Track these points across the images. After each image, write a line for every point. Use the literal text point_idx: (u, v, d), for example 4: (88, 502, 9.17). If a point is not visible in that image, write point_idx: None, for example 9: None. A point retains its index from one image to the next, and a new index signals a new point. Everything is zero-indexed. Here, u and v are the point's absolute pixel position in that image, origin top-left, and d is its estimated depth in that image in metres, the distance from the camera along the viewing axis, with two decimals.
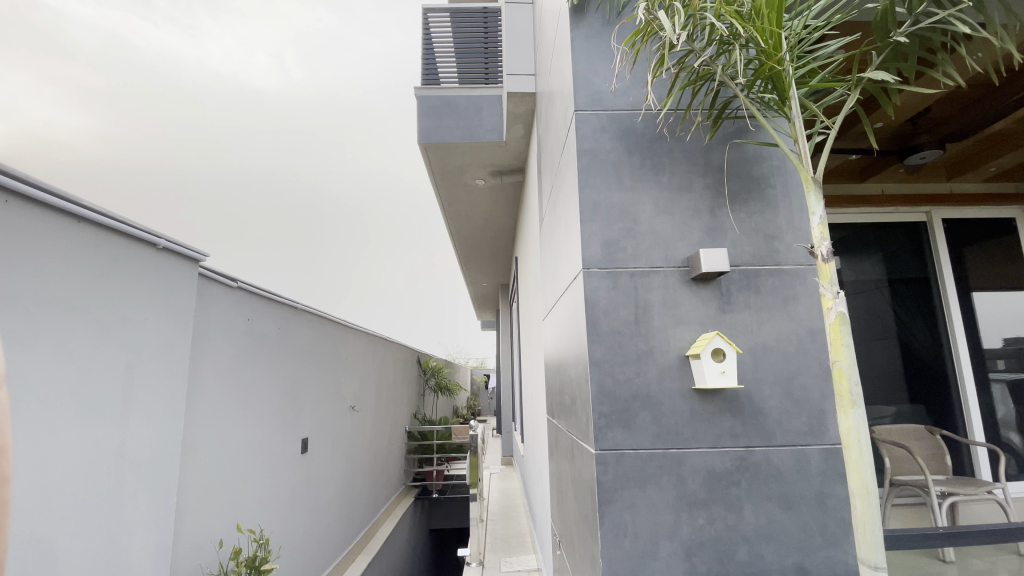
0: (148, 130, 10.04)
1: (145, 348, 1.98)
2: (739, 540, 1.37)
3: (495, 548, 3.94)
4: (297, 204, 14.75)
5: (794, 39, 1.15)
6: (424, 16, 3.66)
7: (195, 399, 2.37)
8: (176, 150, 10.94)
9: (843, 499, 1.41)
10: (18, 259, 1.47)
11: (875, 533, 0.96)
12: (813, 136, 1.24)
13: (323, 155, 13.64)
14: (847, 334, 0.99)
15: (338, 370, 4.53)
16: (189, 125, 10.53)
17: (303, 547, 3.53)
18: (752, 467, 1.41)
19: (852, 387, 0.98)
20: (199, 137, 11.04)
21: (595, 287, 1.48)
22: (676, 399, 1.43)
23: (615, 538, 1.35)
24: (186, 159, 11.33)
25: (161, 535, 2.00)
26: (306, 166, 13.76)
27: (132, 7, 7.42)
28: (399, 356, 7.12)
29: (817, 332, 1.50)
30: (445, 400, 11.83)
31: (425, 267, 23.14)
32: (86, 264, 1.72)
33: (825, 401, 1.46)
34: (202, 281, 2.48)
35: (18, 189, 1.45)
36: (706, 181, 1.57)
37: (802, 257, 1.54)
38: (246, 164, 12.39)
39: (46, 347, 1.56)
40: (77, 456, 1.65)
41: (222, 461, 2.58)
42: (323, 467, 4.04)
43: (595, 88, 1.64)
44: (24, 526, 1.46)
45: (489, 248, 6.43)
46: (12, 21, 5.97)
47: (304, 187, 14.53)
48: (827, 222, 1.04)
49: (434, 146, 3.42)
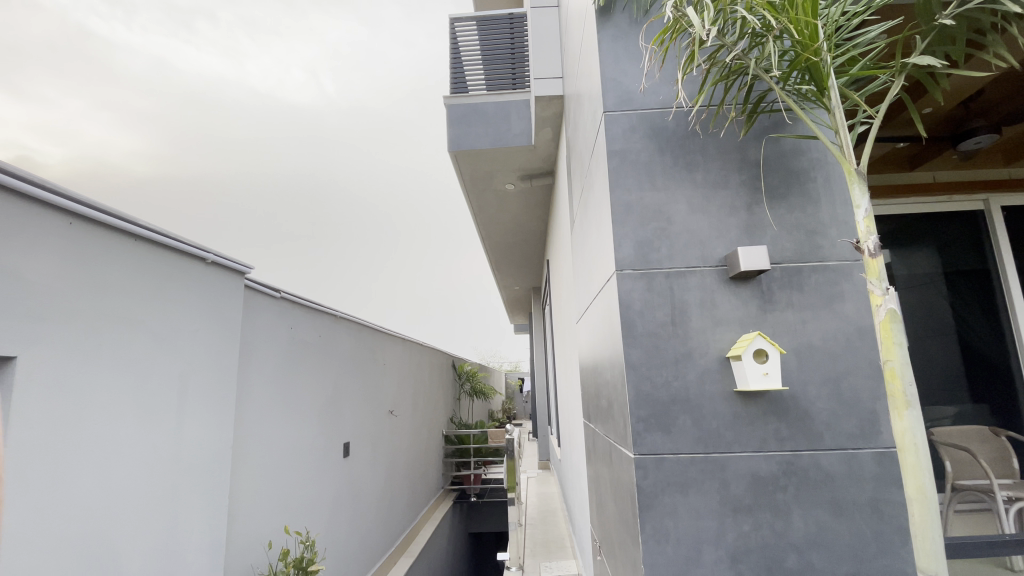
0: (197, 147, 10.07)
1: (196, 357, 2.08)
2: (788, 548, 1.31)
3: (535, 552, 3.92)
4: (340, 225, 14.66)
5: (831, 27, 1.11)
6: (451, 25, 3.72)
7: (243, 408, 2.48)
8: (226, 168, 10.91)
9: (899, 505, 1.35)
10: (83, 277, 1.58)
11: (935, 541, 0.91)
12: (856, 126, 1.19)
13: (371, 179, 13.49)
14: (899, 331, 0.95)
15: (376, 377, 4.62)
16: (234, 145, 10.61)
17: (347, 548, 3.62)
18: (800, 471, 1.36)
19: (906, 387, 0.94)
20: (250, 164, 11.20)
21: (630, 289, 1.47)
22: (717, 401, 1.40)
23: (657, 544, 1.33)
24: (240, 178, 11.25)
25: (215, 533, 2.12)
26: (356, 184, 13.70)
27: (175, 32, 7.89)
28: (434, 361, 7.20)
29: (867, 330, 1.44)
30: (480, 405, 11.94)
31: (458, 274, 23.38)
32: (144, 275, 1.84)
33: (877, 402, 1.40)
34: (248, 293, 2.59)
35: (82, 212, 1.57)
36: (743, 177, 1.53)
37: (847, 252, 1.48)
38: (296, 184, 12.58)
39: (109, 355, 1.66)
40: (136, 463, 1.74)
41: (270, 465, 2.68)
42: (364, 471, 4.13)
43: (623, 87, 1.62)
44: (91, 532, 1.55)
45: (522, 251, 6.42)
46: (67, 51, 6.27)
47: (348, 209, 14.34)
48: (873, 215, 1.00)
49: (464, 153, 3.47)
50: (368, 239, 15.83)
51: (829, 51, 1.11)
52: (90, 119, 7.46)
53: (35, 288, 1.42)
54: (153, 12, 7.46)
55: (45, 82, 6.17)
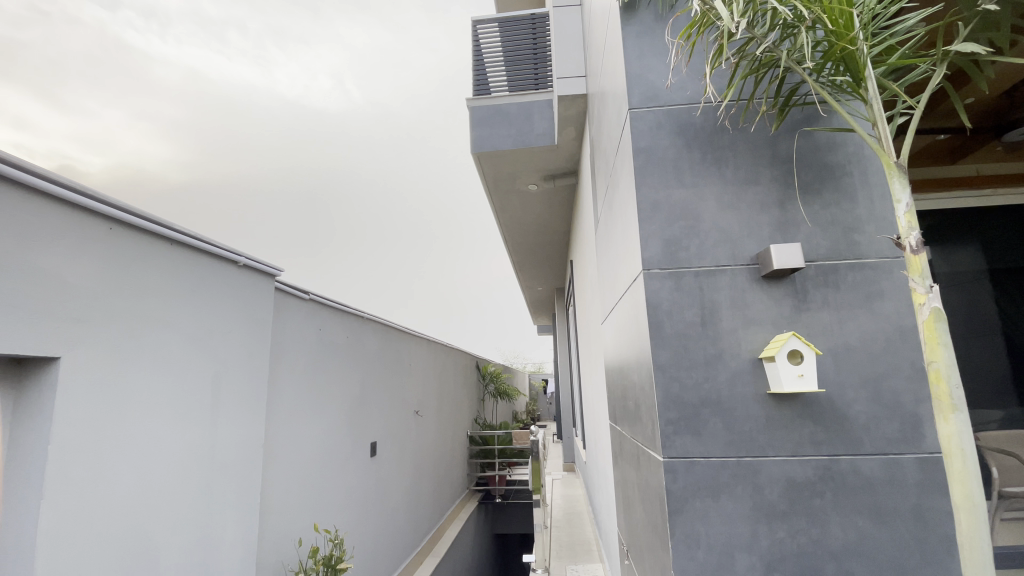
0: (239, 158, 10.18)
1: (229, 358, 2.14)
2: (826, 556, 1.26)
3: (561, 555, 3.89)
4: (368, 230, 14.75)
5: (867, 16, 1.07)
6: (474, 27, 3.73)
7: (274, 407, 2.54)
8: (263, 176, 11.06)
9: (945, 513, 1.28)
10: (122, 280, 1.64)
11: (983, 550, 0.87)
12: (895, 118, 1.14)
13: (397, 184, 13.64)
14: (944, 331, 0.90)
15: (402, 378, 4.67)
16: (271, 157, 10.86)
17: (375, 546, 3.67)
18: (838, 477, 1.31)
19: (951, 390, 0.90)
20: (282, 172, 11.47)
21: (657, 289, 1.45)
22: (749, 404, 1.36)
23: (687, 550, 1.30)
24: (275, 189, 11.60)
25: (248, 530, 2.17)
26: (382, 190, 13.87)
27: (208, 42, 8.04)
28: (458, 362, 7.24)
29: (908, 330, 1.38)
30: (504, 406, 11.94)
31: (482, 276, 23.44)
32: (180, 279, 1.89)
33: (920, 405, 1.34)
34: (278, 295, 2.65)
35: (121, 218, 1.63)
36: (774, 173, 1.49)
37: (886, 248, 1.42)
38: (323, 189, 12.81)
39: (147, 355, 1.72)
40: (172, 460, 1.79)
41: (301, 463, 2.74)
42: (392, 470, 4.19)
43: (649, 84, 1.60)
44: (132, 526, 1.60)
45: (545, 252, 6.41)
46: (104, 62, 6.48)
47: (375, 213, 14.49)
48: (915, 210, 0.95)
49: (487, 154, 3.48)
50: (394, 240, 15.99)
51: (866, 40, 1.07)
52: (129, 129, 7.70)
53: (78, 291, 1.48)
54: (187, 25, 7.45)
55: (86, 94, 6.38)
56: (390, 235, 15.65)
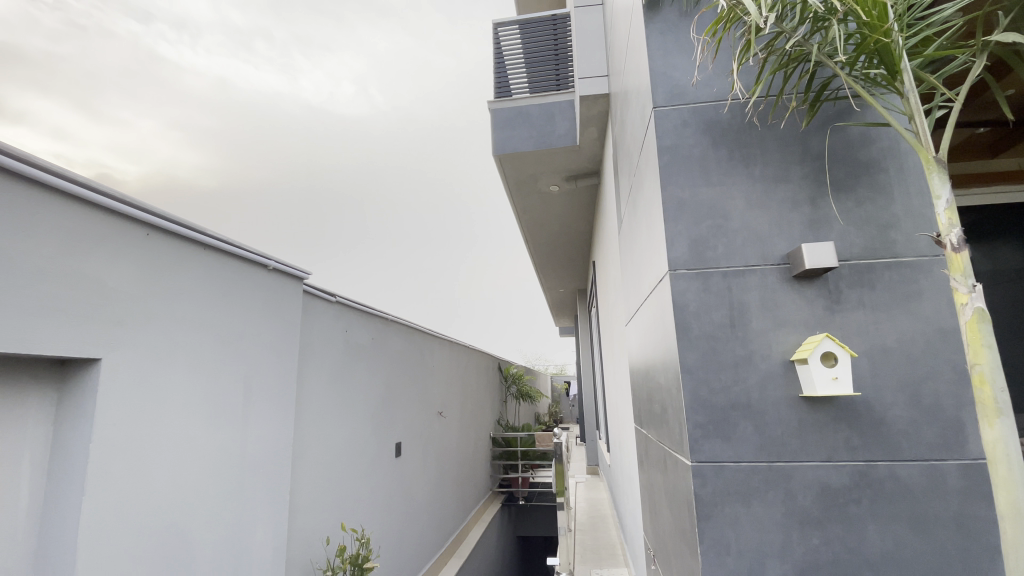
0: (268, 164, 10.35)
1: (259, 359, 2.19)
2: (863, 565, 1.22)
3: (586, 559, 3.85)
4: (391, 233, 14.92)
5: (902, 5, 1.03)
6: (495, 30, 3.73)
7: (303, 407, 2.59)
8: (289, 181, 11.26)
9: (990, 523, 1.23)
10: (159, 285, 1.70)
11: None
12: (933, 111, 1.09)
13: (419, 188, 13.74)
14: (988, 333, 0.86)
15: (426, 379, 4.70)
16: (297, 163, 11.06)
17: (400, 546, 3.70)
18: (875, 484, 1.26)
19: (996, 394, 0.86)
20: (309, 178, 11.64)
21: (683, 289, 1.42)
22: (780, 407, 1.32)
23: (717, 556, 1.27)
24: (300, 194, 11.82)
25: (279, 528, 2.22)
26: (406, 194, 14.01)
27: (236, 52, 8.10)
28: (481, 364, 7.26)
29: (949, 332, 1.32)
30: (526, 408, 11.90)
31: (504, 278, 23.44)
32: (214, 281, 1.95)
33: (962, 409, 1.28)
34: (307, 298, 2.71)
35: (157, 224, 1.69)
36: (805, 170, 1.45)
37: (925, 246, 1.37)
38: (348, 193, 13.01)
39: (183, 356, 1.78)
40: (206, 459, 1.84)
41: (328, 462, 2.78)
42: (416, 471, 4.22)
43: (674, 82, 1.57)
44: (167, 522, 1.65)
45: (567, 253, 6.38)
46: (137, 73, 6.66)
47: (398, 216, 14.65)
48: (956, 207, 0.92)
49: (509, 156, 3.48)
50: (416, 243, 16.12)
51: (902, 32, 1.03)
52: (163, 138, 7.91)
53: (118, 294, 1.53)
54: (214, 35, 7.66)
55: (121, 105, 6.56)
56: (413, 237, 15.82)
